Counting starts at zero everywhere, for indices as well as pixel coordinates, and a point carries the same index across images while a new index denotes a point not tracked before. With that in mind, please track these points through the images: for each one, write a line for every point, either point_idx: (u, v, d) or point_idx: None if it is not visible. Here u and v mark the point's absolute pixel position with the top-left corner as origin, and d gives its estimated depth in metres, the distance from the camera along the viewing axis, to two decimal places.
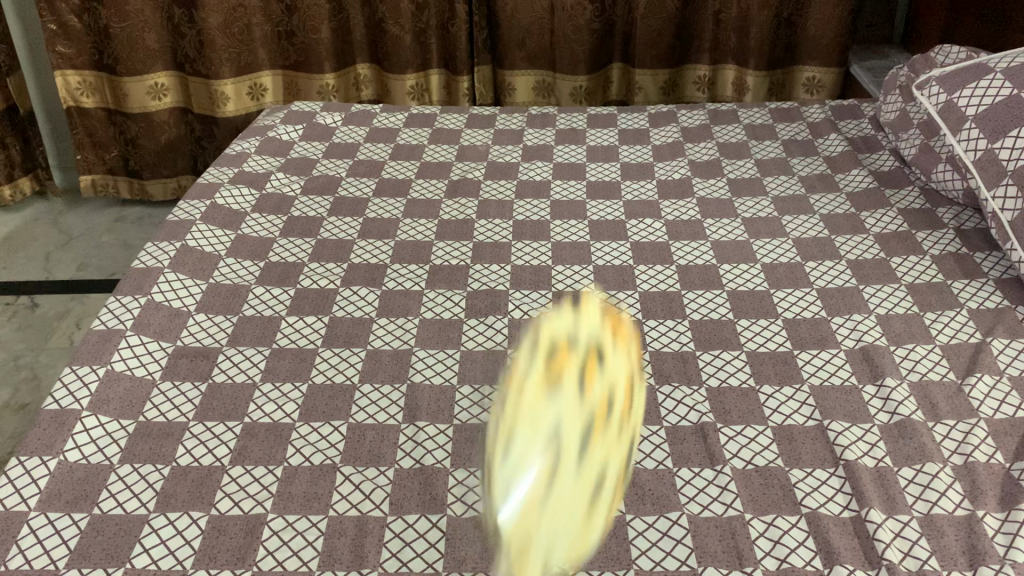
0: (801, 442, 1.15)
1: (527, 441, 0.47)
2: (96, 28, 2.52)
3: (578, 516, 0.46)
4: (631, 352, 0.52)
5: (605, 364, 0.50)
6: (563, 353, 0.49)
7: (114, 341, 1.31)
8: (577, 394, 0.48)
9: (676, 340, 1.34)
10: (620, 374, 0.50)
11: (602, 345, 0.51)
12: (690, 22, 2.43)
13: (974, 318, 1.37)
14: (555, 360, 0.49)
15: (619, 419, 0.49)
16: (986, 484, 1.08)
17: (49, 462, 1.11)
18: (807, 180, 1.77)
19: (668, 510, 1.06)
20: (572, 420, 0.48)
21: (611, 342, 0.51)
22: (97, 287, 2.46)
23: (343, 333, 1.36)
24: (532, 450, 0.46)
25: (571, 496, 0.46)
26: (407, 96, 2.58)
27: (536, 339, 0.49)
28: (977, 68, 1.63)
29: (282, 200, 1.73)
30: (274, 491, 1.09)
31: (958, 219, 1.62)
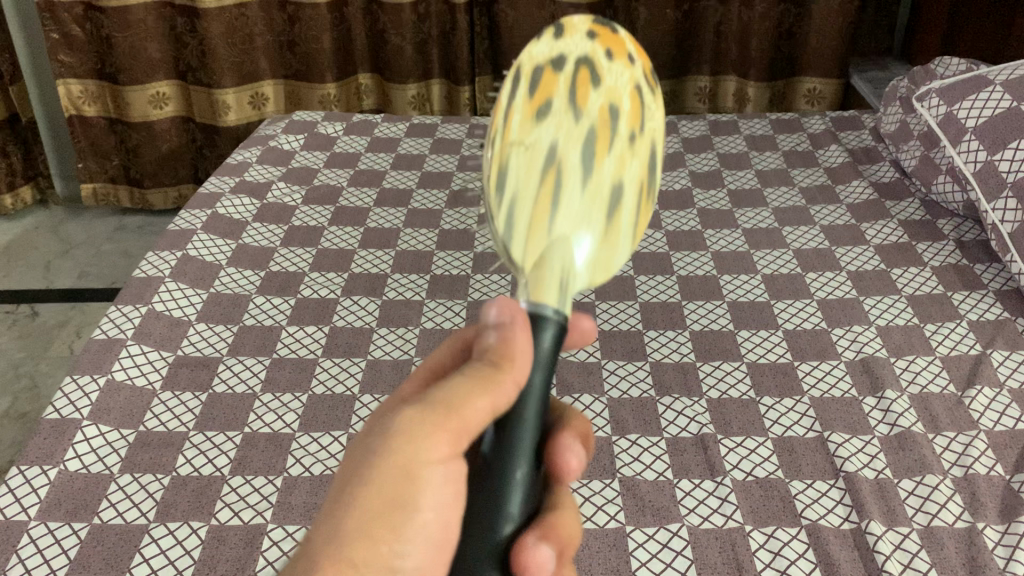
0: (801, 453, 1.15)
1: (527, 167, 0.67)
2: (98, 37, 2.53)
3: (581, 219, 0.66)
4: (622, 64, 0.69)
5: (598, 77, 0.68)
6: (548, 79, 0.68)
7: (115, 351, 1.31)
8: (571, 107, 0.67)
9: (676, 351, 1.34)
10: (613, 85, 0.68)
11: (591, 61, 0.68)
12: (691, 33, 2.44)
13: (974, 329, 1.37)
14: (544, 88, 0.68)
15: (610, 121, 0.67)
16: (986, 496, 1.08)
17: (48, 472, 1.11)
18: (808, 191, 1.78)
19: (669, 521, 1.06)
20: (562, 135, 0.67)
21: (596, 51, 0.69)
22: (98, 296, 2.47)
23: (343, 343, 1.37)
24: (533, 163, 0.67)
25: (571, 205, 0.66)
26: (408, 105, 2.59)
27: (525, 82, 0.69)
28: (977, 80, 1.63)
29: (283, 209, 1.74)
30: (274, 502, 1.08)
31: (958, 230, 1.62)
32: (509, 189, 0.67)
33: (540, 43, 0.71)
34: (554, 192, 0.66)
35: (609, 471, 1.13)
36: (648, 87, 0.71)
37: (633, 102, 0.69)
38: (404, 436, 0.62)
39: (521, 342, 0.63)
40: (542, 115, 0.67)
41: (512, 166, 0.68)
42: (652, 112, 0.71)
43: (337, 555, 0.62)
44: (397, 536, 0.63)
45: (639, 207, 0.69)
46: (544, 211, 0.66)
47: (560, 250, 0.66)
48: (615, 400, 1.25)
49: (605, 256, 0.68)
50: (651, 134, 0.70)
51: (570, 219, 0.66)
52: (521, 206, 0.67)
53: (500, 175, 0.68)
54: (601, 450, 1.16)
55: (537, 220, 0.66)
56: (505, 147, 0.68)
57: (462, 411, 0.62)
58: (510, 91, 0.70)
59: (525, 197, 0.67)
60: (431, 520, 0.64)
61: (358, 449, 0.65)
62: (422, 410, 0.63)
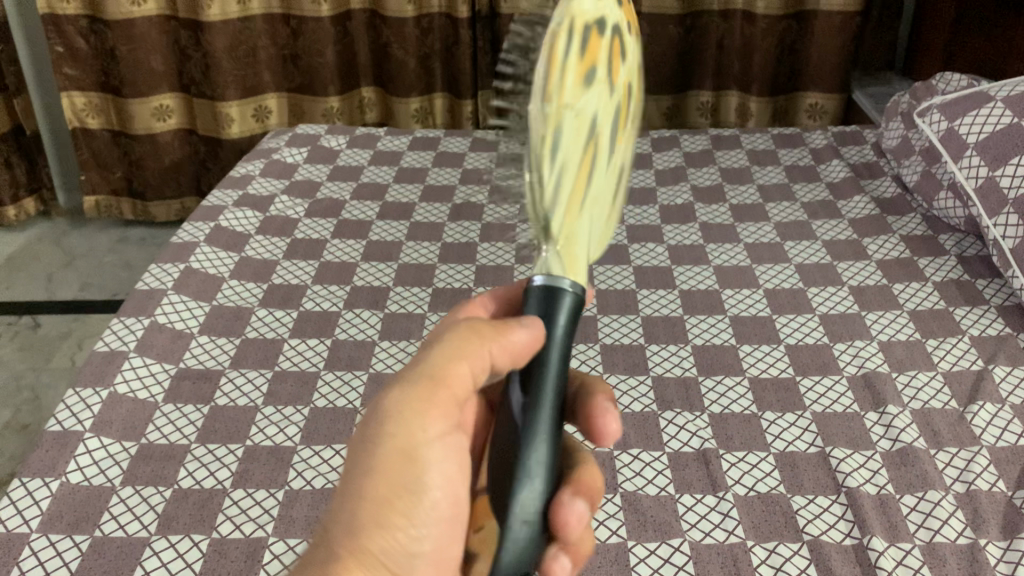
0: (803, 469, 1.15)
1: (576, 133, 0.77)
2: (102, 50, 2.55)
3: (605, 192, 0.81)
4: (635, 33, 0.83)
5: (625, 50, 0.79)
6: (598, 45, 0.77)
7: (117, 363, 1.32)
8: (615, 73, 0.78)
9: (678, 365, 1.34)
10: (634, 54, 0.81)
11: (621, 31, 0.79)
12: (693, 48, 2.45)
13: (976, 345, 1.37)
14: (592, 51, 0.76)
15: (631, 91, 0.82)
16: (988, 512, 1.08)
17: (50, 484, 1.11)
18: (809, 206, 1.78)
19: (670, 537, 1.06)
20: (602, 109, 0.78)
21: (628, 20, 0.80)
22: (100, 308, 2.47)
23: (345, 356, 1.37)
24: (588, 127, 0.77)
25: (600, 173, 0.80)
26: (411, 118, 2.60)
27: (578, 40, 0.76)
28: (977, 96, 1.64)
29: (286, 222, 1.74)
30: (275, 515, 1.08)
31: (959, 245, 1.62)
32: (563, 156, 0.77)
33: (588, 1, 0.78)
34: (600, 154, 0.79)
35: (611, 486, 1.13)
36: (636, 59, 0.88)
37: (641, 79, 0.85)
38: (399, 419, 0.75)
39: (526, 333, 0.73)
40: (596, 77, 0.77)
41: (570, 126, 0.76)
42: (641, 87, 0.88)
43: (353, 542, 0.74)
44: (409, 521, 0.76)
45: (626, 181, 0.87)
46: (584, 178, 0.79)
47: (590, 218, 0.81)
48: (617, 414, 1.25)
49: (611, 219, 0.86)
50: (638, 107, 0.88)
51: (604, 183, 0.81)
52: (569, 172, 0.78)
53: (555, 140, 0.76)
54: (602, 465, 1.16)
55: (584, 183, 0.79)
56: (558, 109, 0.76)
57: (449, 380, 0.76)
58: (558, 39, 0.75)
59: (578, 157, 0.78)
60: (439, 486, 0.76)
61: (356, 432, 0.78)
62: (407, 388, 0.76)
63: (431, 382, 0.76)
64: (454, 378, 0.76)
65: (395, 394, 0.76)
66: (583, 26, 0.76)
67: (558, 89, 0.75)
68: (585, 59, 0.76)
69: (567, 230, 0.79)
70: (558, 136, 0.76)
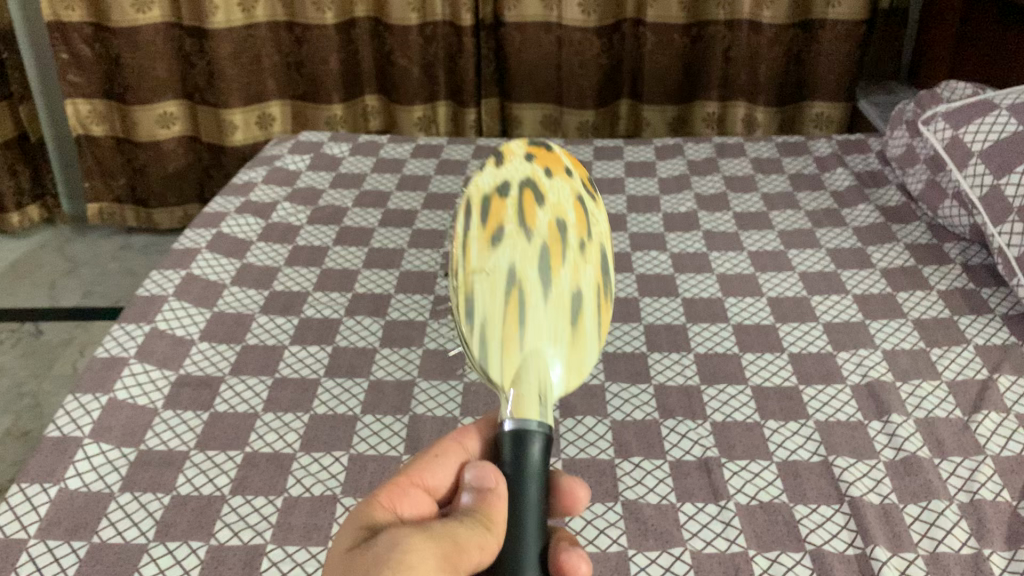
0: (806, 478, 1.14)
1: (489, 288, 0.77)
2: (107, 58, 2.56)
3: (550, 329, 0.77)
4: (560, 180, 0.84)
5: (541, 196, 0.81)
6: (499, 208, 0.79)
7: (117, 370, 1.31)
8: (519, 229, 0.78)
9: (681, 373, 1.34)
10: (556, 201, 0.81)
11: (531, 184, 0.81)
12: (700, 58, 2.44)
13: (981, 354, 1.36)
14: (495, 215, 0.79)
15: (566, 227, 0.80)
16: (992, 522, 1.07)
17: (49, 490, 1.11)
18: (813, 214, 1.78)
19: (671, 545, 1.05)
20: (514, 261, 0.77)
21: (535, 176, 0.82)
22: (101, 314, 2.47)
23: (346, 364, 1.36)
24: (498, 281, 0.77)
25: (535, 316, 0.76)
26: (415, 127, 2.59)
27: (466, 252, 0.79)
28: (982, 103, 1.64)
29: (288, 229, 1.74)
30: (274, 522, 1.08)
31: (964, 254, 1.61)
32: (479, 311, 0.76)
33: (482, 173, 0.83)
34: (526, 297, 0.76)
35: (612, 494, 1.12)
36: (587, 193, 0.86)
37: (577, 217, 0.82)
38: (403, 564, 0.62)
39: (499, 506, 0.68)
40: (502, 236, 0.78)
41: (478, 282, 0.77)
42: (594, 218, 0.85)
43: None
44: None
45: (599, 310, 0.80)
46: (512, 337, 0.76)
47: (535, 362, 0.75)
48: (618, 422, 1.24)
49: (584, 355, 0.78)
50: (597, 238, 0.83)
51: (545, 318, 0.76)
52: (493, 332, 0.76)
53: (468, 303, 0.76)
54: (603, 473, 1.15)
55: (517, 330, 0.76)
56: (467, 276, 0.77)
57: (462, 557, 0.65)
58: (462, 220, 0.80)
59: (496, 309, 0.76)
60: None
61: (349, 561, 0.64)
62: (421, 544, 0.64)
63: (455, 544, 0.66)
64: (473, 548, 0.66)
65: (411, 541, 0.65)
66: (474, 201, 0.80)
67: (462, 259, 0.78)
68: (484, 227, 0.78)
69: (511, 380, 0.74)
70: (466, 297, 0.77)
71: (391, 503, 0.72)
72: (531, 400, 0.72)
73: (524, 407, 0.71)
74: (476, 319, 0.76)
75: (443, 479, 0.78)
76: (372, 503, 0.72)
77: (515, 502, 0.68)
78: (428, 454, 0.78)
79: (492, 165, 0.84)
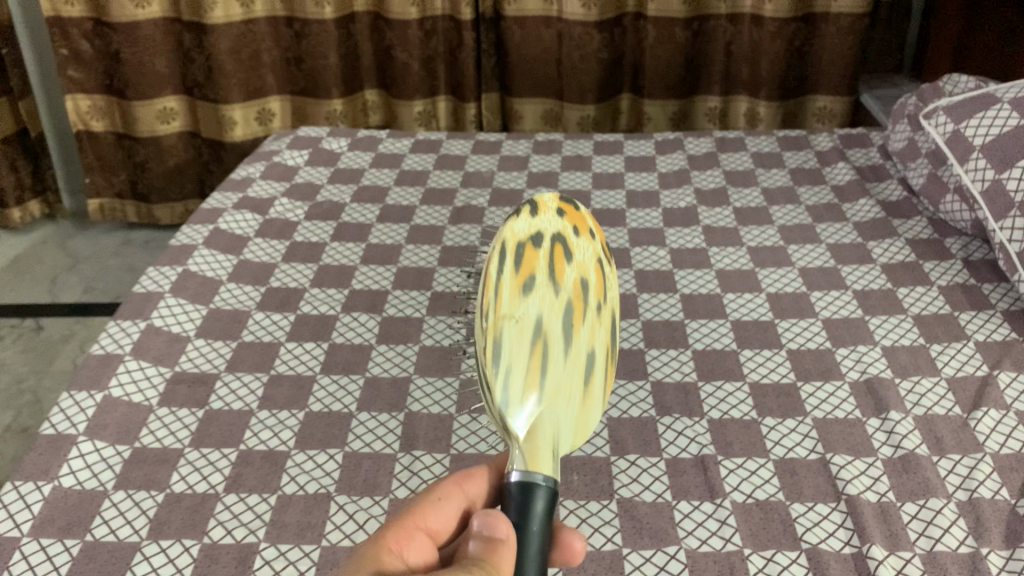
0: (803, 475, 1.13)
1: (518, 335, 0.84)
2: (106, 53, 2.55)
3: (567, 381, 0.84)
4: (584, 242, 0.93)
5: (567, 256, 0.90)
6: (532, 259, 0.88)
7: (112, 366, 1.31)
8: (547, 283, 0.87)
9: (678, 370, 1.33)
10: (580, 262, 0.90)
11: (561, 242, 0.91)
12: (700, 53, 2.41)
13: (981, 350, 1.35)
14: (527, 265, 0.87)
15: (586, 288, 0.89)
16: (991, 521, 1.06)
17: (43, 488, 1.11)
18: (814, 209, 1.76)
19: (666, 544, 1.04)
20: (541, 312, 0.85)
21: (564, 235, 0.91)
22: (103, 309, 2.47)
23: (342, 360, 1.36)
24: (526, 326, 0.84)
25: (556, 367, 0.84)
26: (414, 122, 2.57)
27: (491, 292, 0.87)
28: (984, 97, 1.62)
29: (286, 225, 1.74)
30: (268, 520, 1.07)
31: (966, 249, 1.60)
32: (506, 355, 0.83)
33: (517, 221, 0.91)
34: (548, 347, 0.84)
35: (607, 492, 1.11)
36: (603, 259, 0.95)
37: (595, 281, 0.91)
38: None
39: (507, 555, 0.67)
40: (533, 285, 0.86)
41: (508, 324, 0.84)
42: (609, 283, 0.94)
43: None
44: None
45: (606, 372, 0.89)
46: (534, 378, 0.83)
47: (552, 411, 0.82)
48: (614, 420, 1.23)
49: (589, 411, 0.86)
50: (610, 303, 0.92)
51: (561, 370, 0.84)
52: (516, 374, 0.83)
53: (497, 345, 0.83)
54: (599, 471, 1.15)
55: (537, 377, 0.83)
56: (498, 318, 0.85)
57: None
58: (497, 264, 0.88)
59: (522, 353, 0.83)
60: None
61: None
62: None
63: None
64: None
65: None
66: (511, 246, 0.88)
67: (497, 302, 0.85)
68: (519, 274, 0.87)
69: (529, 423, 0.80)
70: (496, 337, 0.84)
71: (398, 548, 0.70)
72: (543, 456, 0.78)
73: (537, 462, 0.76)
74: (502, 360, 0.83)
75: (443, 523, 0.77)
76: (378, 549, 0.70)
77: (523, 552, 0.69)
78: (428, 497, 0.77)
79: (527, 215, 0.92)
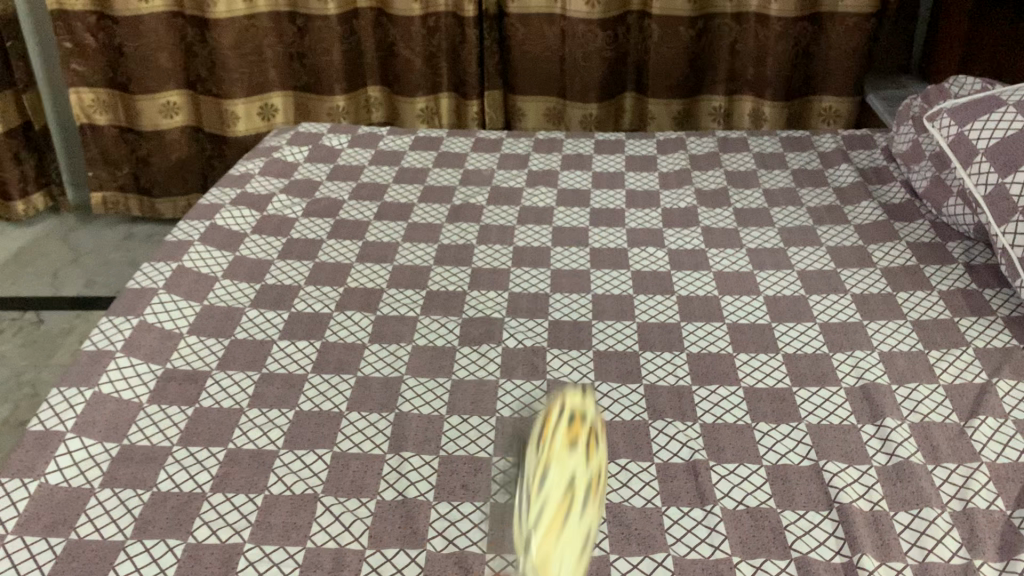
0: (795, 482, 1.12)
1: (570, 488, 0.74)
2: (110, 47, 2.55)
3: (583, 550, 0.74)
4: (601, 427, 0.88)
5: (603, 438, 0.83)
6: (592, 429, 0.79)
7: (103, 363, 1.30)
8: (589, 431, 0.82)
9: (672, 373, 1.32)
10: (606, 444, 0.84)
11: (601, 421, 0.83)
12: (705, 52, 2.38)
13: (980, 357, 1.33)
14: (589, 433, 0.79)
15: (608, 479, 0.79)
16: (985, 532, 1.04)
17: (29, 485, 1.10)
18: (814, 211, 1.75)
19: (654, 551, 1.03)
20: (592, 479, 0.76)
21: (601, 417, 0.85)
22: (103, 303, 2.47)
23: (334, 359, 1.35)
24: (569, 481, 0.74)
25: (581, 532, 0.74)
26: (417, 119, 2.56)
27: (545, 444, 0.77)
28: (988, 100, 1.60)
29: (283, 221, 1.73)
30: (253, 521, 1.07)
31: (968, 254, 1.58)
32: (547, 504, 0.74)
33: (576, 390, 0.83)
34: (577, 511, 0.74)
35: (596, 497, 1.10)
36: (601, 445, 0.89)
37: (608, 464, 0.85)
38: None
39: None
40: (583, 449, 0.76)
41: (553, 475, 0.74)
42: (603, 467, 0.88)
43: None
44: None
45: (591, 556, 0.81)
46: (572, 543, 0.73)
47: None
48: (606, 423, 1.22)
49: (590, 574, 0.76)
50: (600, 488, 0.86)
51: (579, 541, 0.74)
52: (558, 535, 0.73)
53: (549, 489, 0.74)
54: None
55: (565, 540, 0.73)
56: (551, 464, 0.75)
57: None
58: (559, 418, 0.79)
59: (558, 502, 0.74)
60: None
61: None
62: None
63: None
64: None
65: None
66: (569, 406, 0.80)
67: (556, 452, 0.76)
68: (572, 431, 0.77)
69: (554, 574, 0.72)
70: (539, 485, 0.74)
71: None
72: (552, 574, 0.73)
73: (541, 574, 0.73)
74: (538, 503, 0.74)
75: None
76: None
77: None
78: None
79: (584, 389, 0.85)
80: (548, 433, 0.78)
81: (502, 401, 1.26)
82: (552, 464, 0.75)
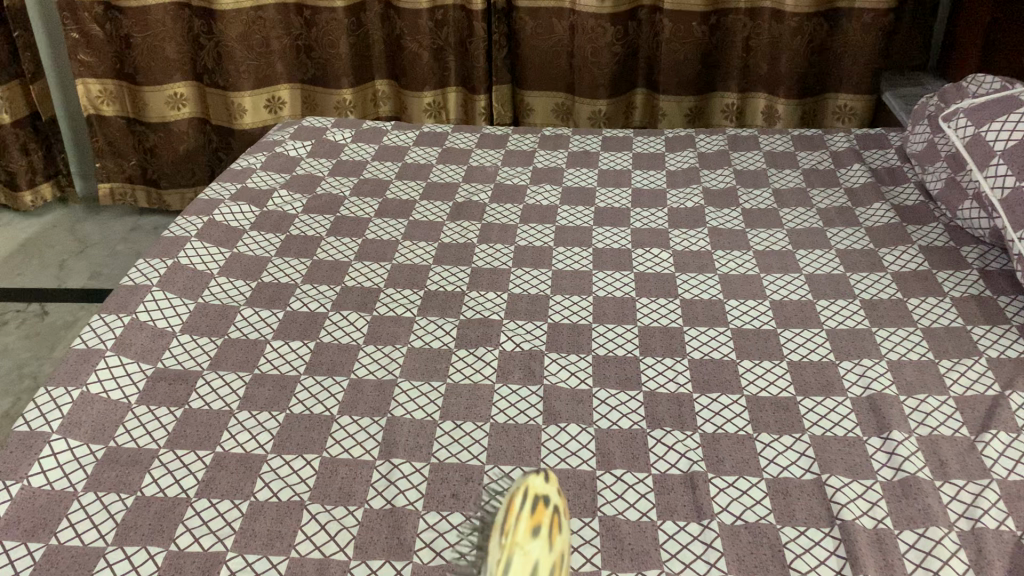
0: (796, 497, 1.08)
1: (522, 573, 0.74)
2: (117, 37, 2.51)
3: None
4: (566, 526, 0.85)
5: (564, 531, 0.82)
6: (545, 513, 0.80)
7: (92, 362, 1.28)
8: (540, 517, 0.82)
9: (673, 380, 1.28)
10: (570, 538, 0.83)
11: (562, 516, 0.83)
12: (718, 48, 2.33)
13: (993, 368, 1.28)
14: (541, 515, 0.79)
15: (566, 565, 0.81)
16: (994, 553, 1.00)
17: (10, 488, 1.08)
18: (825, 212, 1.70)
19: (648, 567, 0.99)
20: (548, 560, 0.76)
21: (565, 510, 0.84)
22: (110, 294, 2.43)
23: (327, 360, 1.32)
24: (531, 568, 0.75)
25: None
26: (424, 113, 2.53)
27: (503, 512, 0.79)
28: (1007, 100, 1.55)
29: (282, 218, 1.70)
30: (236, 528, 1.04)
31: (983, 259, 1.53)
32: None
33: (536, 477, 0.83)
34: None
35: (590, 509, 1.07)
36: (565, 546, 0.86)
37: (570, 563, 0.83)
38: None
39: None
40: (545, 534, 0.78)
41: (518, 560, 0.75)
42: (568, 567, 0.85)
43: None
44: None
45: None
46: None
47: None
48: (603, 432, 1.19)
49: None
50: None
51: None
52: None
53: None
54: (583, 486, 1.10)
55: None
56: (506, 550, 0.75)
57: None
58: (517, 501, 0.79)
59: None
60: None
61: None
62: None
63: None
64: None
65: None
66: (533, 492, 0.81)
67: (511, 531, 0.76)
68: (536, 517, 0.78)
69: None
70: (504, 570, 0.74)
71: None
72: None
73: None
74: None
75: None
76: None
77: None
78: None
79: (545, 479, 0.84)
80: (512, 519, 0.78)
81: (496, 406, 1.23)
82: (515, 553, 0.75)
